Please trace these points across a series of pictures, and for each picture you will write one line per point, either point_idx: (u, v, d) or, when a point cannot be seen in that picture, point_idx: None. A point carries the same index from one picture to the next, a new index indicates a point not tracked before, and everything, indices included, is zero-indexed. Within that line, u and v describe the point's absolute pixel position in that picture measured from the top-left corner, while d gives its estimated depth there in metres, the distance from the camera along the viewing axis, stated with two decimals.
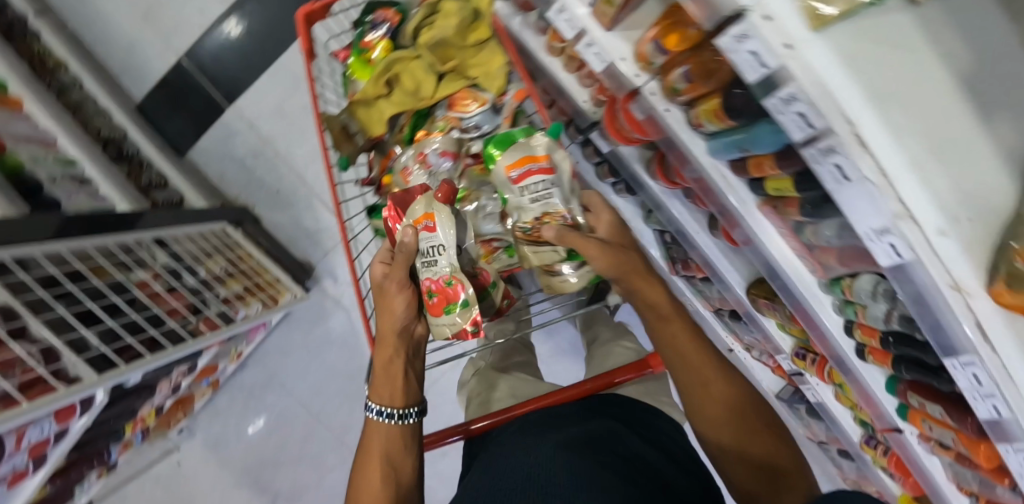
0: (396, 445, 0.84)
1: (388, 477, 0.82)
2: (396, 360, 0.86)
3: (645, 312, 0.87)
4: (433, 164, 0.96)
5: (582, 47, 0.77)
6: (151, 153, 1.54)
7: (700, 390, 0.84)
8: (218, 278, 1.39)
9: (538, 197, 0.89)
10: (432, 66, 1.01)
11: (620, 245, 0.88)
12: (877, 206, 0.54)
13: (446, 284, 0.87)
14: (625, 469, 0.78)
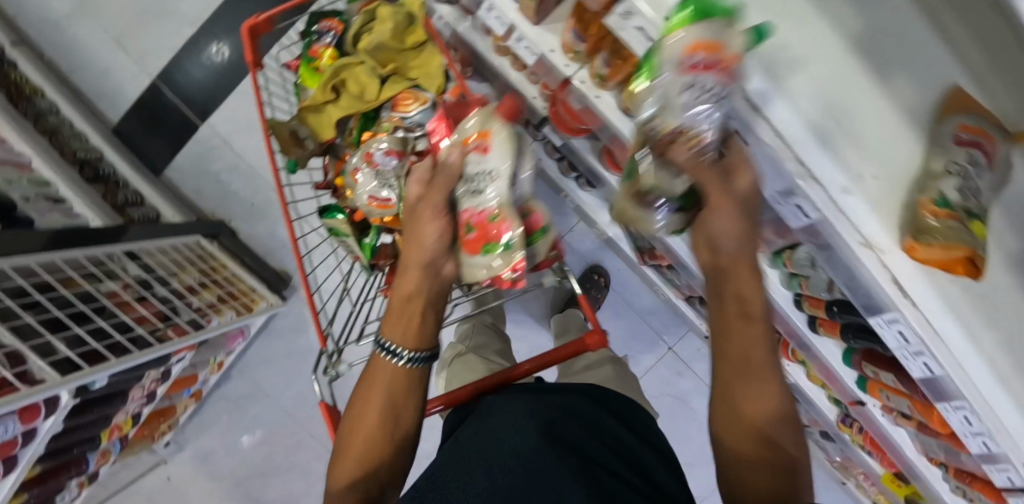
0: (401, 390, 0.62)
1: (381, 464, 0.61)
2: (423, 304, 0.64)
3: (724, 301, 0.55)
4: (378, 163, 0.81)
5: (514, 42, 0.80)
6: (130, 173, 1.30)
7: (733, 406, 0.55)
8: (190, 288, 1.18)
9: (684, 110, 0.50)
10: (376, 69, 0.82)
11: (750, 198, 0.54)
12: (777, 168, 0.56)
13: (490, 219, 0.66)
14: (616, 470, 0.62)
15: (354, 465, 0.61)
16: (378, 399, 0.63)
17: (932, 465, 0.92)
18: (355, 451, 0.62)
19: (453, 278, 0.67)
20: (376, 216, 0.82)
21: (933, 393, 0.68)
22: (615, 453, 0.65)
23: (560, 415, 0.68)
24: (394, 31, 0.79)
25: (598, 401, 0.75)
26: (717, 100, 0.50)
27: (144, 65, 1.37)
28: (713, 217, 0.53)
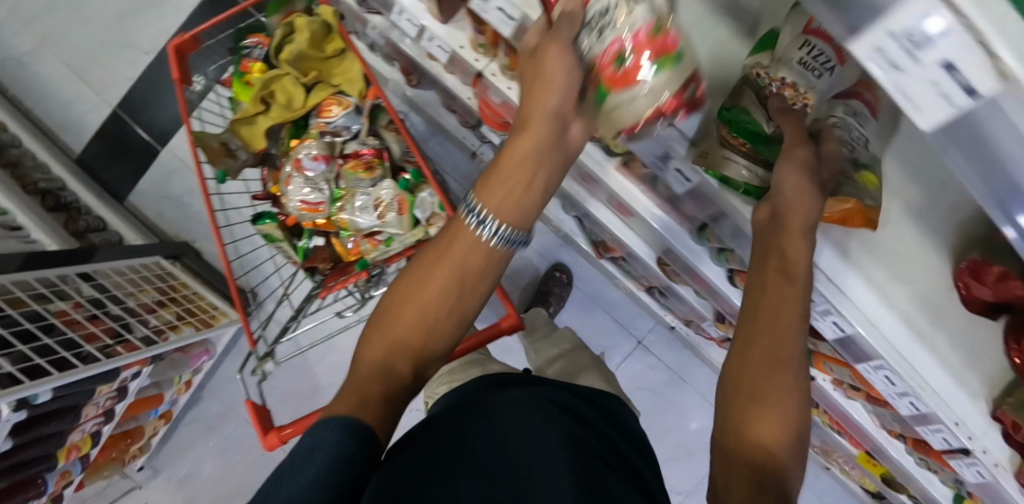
0: (479, 263, 0.50)
1: (408, 359, 0.50)
2: (538, 167, 0.47)
3: (767, 257, 0.54)
4: (307, 169, 0.85)
5: (426, 41, 0.82)
6: (92, 199, 1.20)
7: (755, 370, 0.52)
8: (137, 306, 1.02)
9: (795, 75, 0.55)
10: (300, 79, 0.85)
11: (820, 164, 0.54)
12: None
13: (652, 33, 0.41)
14: (604, 454, 0.61)
15: (383, 353, 0.50)
16: (442, 281, 0.50)
17: (893, 438, 0.90)
18: (387, 338, 0.50)
19: (579, 147, 0.49)
20: (308, 220, 0.87)
21: (852, 355, 0.69)
22: (603, 448, 0.63)
23: (560, 405, 0.68)
24: (312, 40, 0.81)
25: (594, 404, 0.75)
26: (820, 71, 0.55)
27: (104, 96, 1.29)
28: (783, 161, 0.53)
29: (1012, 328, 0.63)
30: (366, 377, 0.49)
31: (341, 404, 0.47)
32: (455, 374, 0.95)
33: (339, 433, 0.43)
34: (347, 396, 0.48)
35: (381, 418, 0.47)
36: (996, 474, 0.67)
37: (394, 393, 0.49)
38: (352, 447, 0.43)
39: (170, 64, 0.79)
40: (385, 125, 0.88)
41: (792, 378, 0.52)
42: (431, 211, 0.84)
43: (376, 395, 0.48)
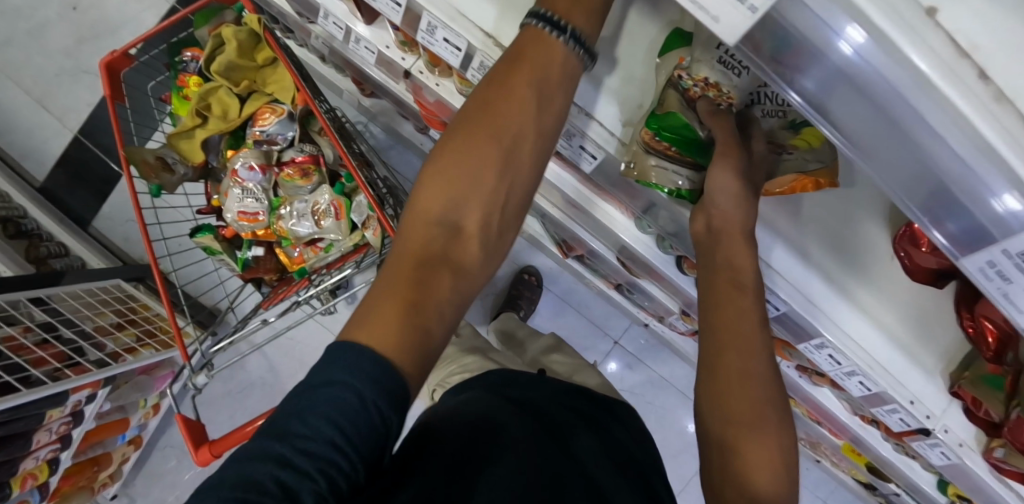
0: (555, 92, 0.44)
1: (471, 213, 0.44)
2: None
3: (714, 266, 0.51)
4: (245, 180, 0.84)
5: (354, 43, 0.80)
6: (53, 224, 1.18)
7: (726, 383, 0.49)
8: (97, 329, 1.01)
9: (715, 81, 0.48)
10: (233, 90, 0.84)
11: (753, 164, 0.49)
12: None
13: None
14: (605, 450, 0.59)
15: (440, 210, 0.43)
16: (514, 104, 0.44)
17: (867, 425, 0.88)
18: (443, 188, 0.44)
19: None
20: (247, 231, 0.87)
21: (794, 334, 0.66)
22: (610, 450, 0.60)
23: (571, 414, 0.64)
24: (241, 50, 0.80)
25: (603, 405, 0.71)
26: (740, 72, 0.48)
27: (65, 122, 1.27)
28: (713, 168, 0.48)
29: (962, 295, 0.59)
30: (419, 248, 0.43)
31: (370, 314, 0.39)
32: (469, 364, 0.87)
33: (366, 362, 0.36)
34: (390, 285, 0.41)
35: (416, 322, 0.39)
36: (960, 454, 0.63)
37: (455, 259, 0.43)
38: (374, 394, 0.36)
39: (101, 81, 0.79)
40: (317, 130, 0.85)
41: (753, 390, 0.48)
42: (365, 214, 0.84)
43: (429, 282, 0.41)
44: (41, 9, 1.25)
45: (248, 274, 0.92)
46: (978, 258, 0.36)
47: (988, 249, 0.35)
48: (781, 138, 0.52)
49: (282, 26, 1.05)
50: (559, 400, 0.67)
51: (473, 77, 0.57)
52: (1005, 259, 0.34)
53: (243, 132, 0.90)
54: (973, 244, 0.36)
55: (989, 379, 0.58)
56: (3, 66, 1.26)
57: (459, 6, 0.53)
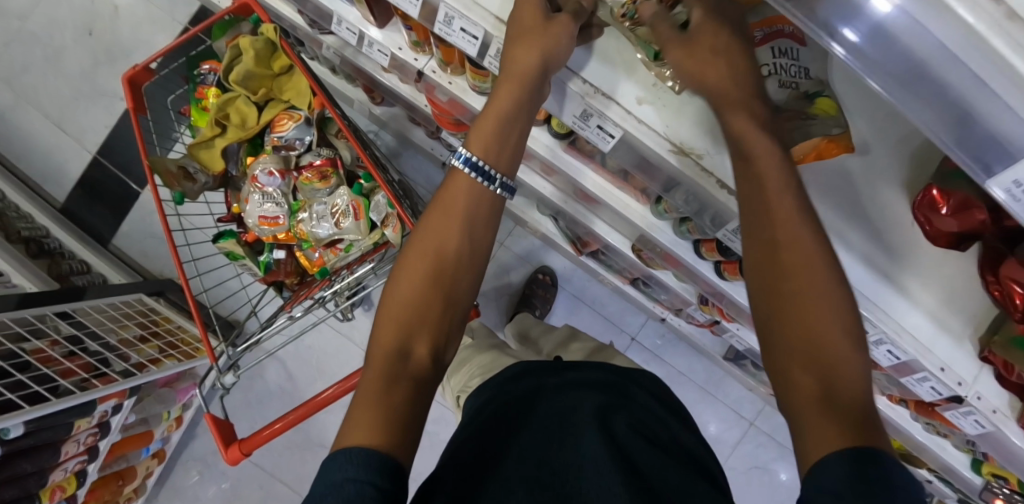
0: (484, 215, 0.52)
1: (422, 337, 0.48)
2: (516, 121, 0.52)
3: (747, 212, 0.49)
4: (265, 185, 0.86)
5: (368, 48, 0.82)
6: (77, 244, 1.19)
7: (791, 312, 0.44)
8: (124, 341, 1.02)
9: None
10: (251, 98, 0.86)
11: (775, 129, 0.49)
12: (570, 95, 0.55)
13: None
14: (643, 438, 0.58)
15: (396, 336, 0.48)
16: (451, 232, 0.51)
17: (895, 404, 0.89)
18: (396, 318, 0.48)
19: None
20: (268, 234, 0.89)
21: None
22: (644, 429, 0.60)
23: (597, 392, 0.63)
24: (258, 59, 0.82)
25: (629, 379, 0.70)
26: None
27: (84, 143, 1.30)
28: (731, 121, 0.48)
29: (986, 258, 0.59)
30: (380, 372, 0.46)
31: (348, 433, 0.42)
32: (488, 364, 0.85)
33: (356, 465, 0.39)
34: (360, 405, 0.44)
35: (391, 430, 0.42)
36: (995, 422, 0.63)
37: (415, 376, 0.46)
38: (371, 478, 0.39)
39: (124, 91, 0.81)
40: (335, 133, 0.89)
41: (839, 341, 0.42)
42: (384, 213, 0.85)
43: (394, 396, 0.44)
44: (59, 35, 1.30)
45: (269, 278, 0.93)
46: (1004, 178, 0.35)
47: (1015, 167, 0.34)
48: (799, 106, 0.51)
49: (295, 39, 1.08)
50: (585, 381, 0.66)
51: (489, 65, 0.57)
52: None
53: (260, 140, 0.92)
54: (1001, 165, 0.35)
55: (1017, 342, 0.57)
56: (24, 92, 1.30)
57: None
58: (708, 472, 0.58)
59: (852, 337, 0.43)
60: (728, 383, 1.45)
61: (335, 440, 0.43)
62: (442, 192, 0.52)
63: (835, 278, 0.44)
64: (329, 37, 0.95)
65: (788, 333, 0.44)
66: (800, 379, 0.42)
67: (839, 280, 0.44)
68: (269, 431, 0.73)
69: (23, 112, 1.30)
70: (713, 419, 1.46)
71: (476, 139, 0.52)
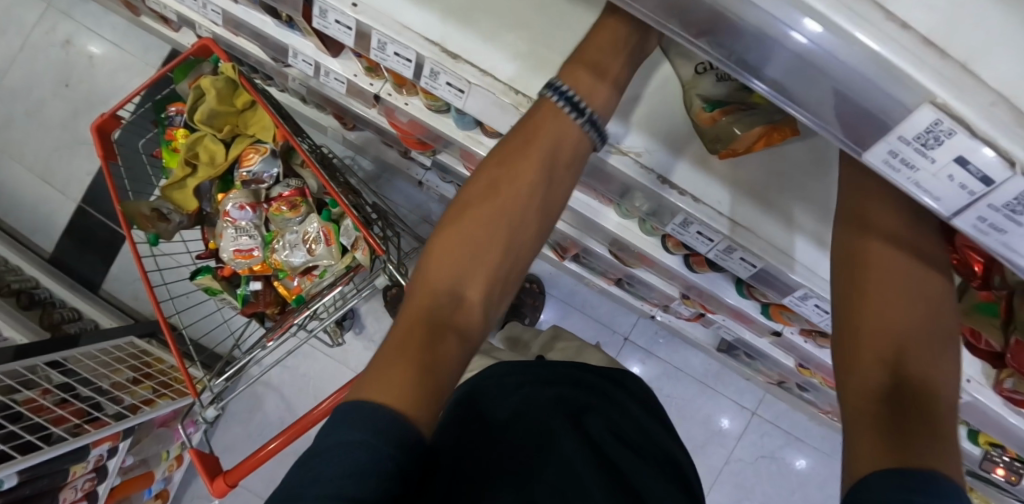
0: (568, 156, 0.52)
1: (474, 281, 0.50)
2: (609, 69, 0.51)
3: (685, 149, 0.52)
4: (237, 219, 0.88)
5: (326, 77, 0.84)
6: (67, 292, 1.22)
7: (880, 299, 0.44)
8: (118, 385, 1.04)
9: None
10: (217, 136, 0.87)
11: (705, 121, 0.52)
12: (500, 106, 0.58)
13: None
14: (631, 443, 0.60)
15: (446, 280, 0.49)
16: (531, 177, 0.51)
17: None
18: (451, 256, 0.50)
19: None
20: (244, 267, 0.90)
21: (773, 290, 0.66)
22: (623, 433, 0.62)
23: (585, 401, 0.64)
24: (221, 98, 0.83)
25: (614, 382, 0.71)
26: None
27: (68, 193, 1.33)
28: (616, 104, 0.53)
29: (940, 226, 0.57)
30: (427, 310, 0.48)
31: (372, 386, 0.43)
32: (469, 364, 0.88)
33: (373, 431, 0.39)
34: (396, 349, 0.45)
35: (419, 391, 0.42)
36: (969, 391, 0.64)
37: (462, 323, 0.48)
38: (388, 448, 0.38)
39: (93, 139, 0.83)
40: (299, 163, 0.91)
41: (916, 337, 0.42)
42: (354, 236, 0.87)
43: (440, 343, 0.46)
44: (37, 88, 1.33)
45: (249, 310, 0.94)
46: (878, 150, 0.31)
47: (885, 137, 0.31)
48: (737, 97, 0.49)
49: (262, 74, 1.10)
50: (576, 381, 0.68)
51: (425, 84, 0.61)
52: (902, 147, 0.30)
53: (231, 176, 0.93)
54: (872, 138, 0.31)
55: (983, 307, 0.57)
56: (8, 148, 1.33)
57: (403, 20, 0.58)
58: (680, 473, 0.60)
59: (938, 354, 0.42)
60: (726, 374, 1.44)
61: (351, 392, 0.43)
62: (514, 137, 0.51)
63: (926, 301, 0.43)
64: (291, 69, 0.97)
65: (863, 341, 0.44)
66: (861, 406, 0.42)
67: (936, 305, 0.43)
68: (258, 455, 0.75)
69: (7, 168, 1.33)
70: (714, 411, 1.45)
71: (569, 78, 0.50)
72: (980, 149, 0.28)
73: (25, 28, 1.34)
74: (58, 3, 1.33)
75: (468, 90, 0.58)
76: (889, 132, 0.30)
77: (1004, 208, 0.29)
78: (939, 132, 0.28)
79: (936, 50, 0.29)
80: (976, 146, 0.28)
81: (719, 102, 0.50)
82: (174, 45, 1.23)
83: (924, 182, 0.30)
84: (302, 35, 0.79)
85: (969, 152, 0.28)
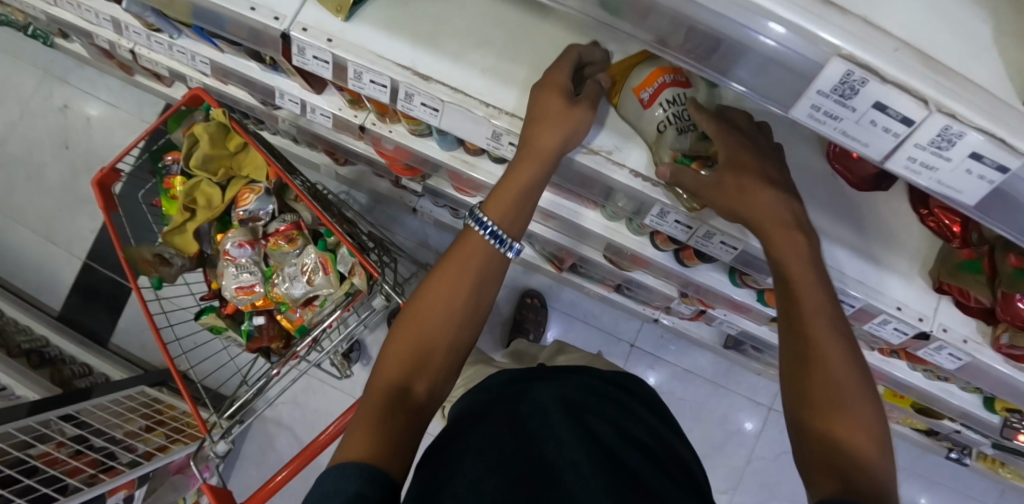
0: (490, 262, 0.54)
1: (422, 379, 0.50)
2: (537, 181, 0.55)
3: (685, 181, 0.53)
4: (237, 257, 0.90)
5: (312, 114, 0.87)
6: (76, 348, 1.24)
7: (823, 386, 0.46)
8: (131, 434, 1.04)
9: None
10: (212, 180, 0.90)
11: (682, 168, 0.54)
12: (472, 120, 0.61)
13: None
14: (646, 445, 0.60)
15: (398, 374, 0.49)
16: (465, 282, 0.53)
17: (890, 359, 0.90)
18: (399, 356, 0.50)
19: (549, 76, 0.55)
20: (246, 303, 0.92)
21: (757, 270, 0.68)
22: (631, 434, 0.61)
23: (584, 400, 0.63)
24: (213, 143, 0.87)
25: (618, 388, 0.71)
26: None
27: (73, 250, 1.36)
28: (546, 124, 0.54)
29: (914, 192, 0.61)
30: (383, 402, 0.47)
31: (345, 451, 0.43)
32: (470, 374, 0.91)
33: (348, 476, 0.39)
34: (358, 427, 0.45)
35: (389, 449, 0.42)
36: (969, 351, 0.63)
37: (416, 410, 0.48)
38: (358, 486, 0.38)
39: (95, 192, 0.86)
40: (293, 198, 0.95)
41: (861, 418, 0.45)
42: (350, 263, 0.88)
43: (399, 423, 0.45)
44: (38, 153, 1.38)
45: (254, 345, 0.94)
46: (802, 106, 0.35)
47: (806, 95, 0.34)
48: (702, 150, 0.56)
49: (253, 119, 1.14)
50: (576, 384, 0.67)
51: (402, 107, 0.65)
52: (823, 101, 0.34)
53: (228, 217, 0.95)
54: (795, 96, 0.35)
55: (967, 266, 0.58)
56: (13, 212, 1.37)
57: (375, 50, 0.61)
58: (690, 476, 0.59)
59: (874, 434, 0.45)
60: (737, 372, 1.44)
61: (332, 457, 0.43)
62: (459, 244, 0.55)
63: (859, 367, 0.47)
64: (279, 111, 1.01)
65: (812, 387, 0.46)
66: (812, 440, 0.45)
67: (867, 376, 0.47)
68: (268, 486, 0.78)
69: (13, 233, 1.37)
70: (730, 410, 1.43)
71: (498, 200, 0.54)
72: (892, 92, 0.31)
73: (24, 96, 1.39)
74: (55, 70, 1.39)
75: (442, 109, 0.61)
76: (809, 89, 0.34)
77: (930, 146, 0.33)
78: (852, 82, 0.32)
79: (840, 10, 0.32)
80: (887, 91, 0.31)
81: (689, 155, 0.56)
82: (166, 99, 1.28)
83: (851, 129, 0.34)
84: (287, 76, 0.83)
85: (882, 98, 0.32)
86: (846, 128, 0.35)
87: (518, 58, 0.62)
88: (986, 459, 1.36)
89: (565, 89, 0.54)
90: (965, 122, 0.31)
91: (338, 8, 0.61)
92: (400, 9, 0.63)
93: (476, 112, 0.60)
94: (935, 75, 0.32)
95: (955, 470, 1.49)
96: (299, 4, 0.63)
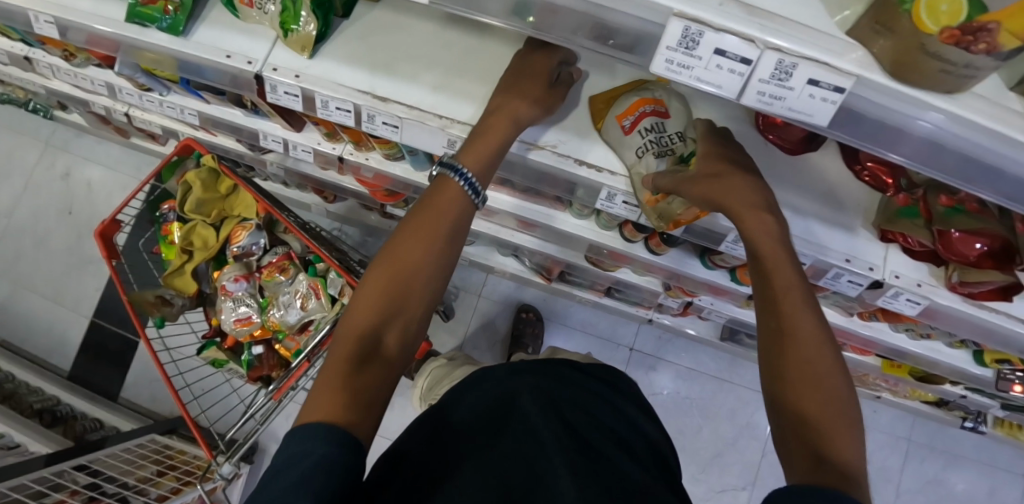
0: (458, 208, 0.57)
1: (394, 326, 0.54)
2: (502, 148, 0.58)
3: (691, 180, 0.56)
4: (233, 291, 0.95)
5: (294, 151, 0.93)
6: (87, 404, 1.27)
7: (802, 371, 0.49)
8: (143, 479, 1.07)
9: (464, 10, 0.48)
10: (207, 221, 0.96)
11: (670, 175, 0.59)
12: (430, 132, 0.67)
13: None
14: (622, 437, 0.61)
15: (369, 324, 0.53)
16: (440, 230, 0.56)
17: (869, 322, 0.93)
18: (375, 303, 0.54)
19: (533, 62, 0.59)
20: (245, 334, 0.97)
21: (712, 241, 0.72)
22: (604, 423, 0.62)
23: (558, 389, 0.64)
24: (205, 187, 0.93)
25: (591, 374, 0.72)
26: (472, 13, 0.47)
27: (79, 310, 1.41)
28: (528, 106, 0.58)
29: (845, 149, 0.65)
30: (349, 353, 0.51)
31: (313, 407, 0.47)
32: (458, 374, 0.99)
33: (318, 438, 0.43)
34: (326, 386, 0.48)
35: (351, 405, 0.47)
36: (924, 294, 0.66)
37: (383, 364, 0.52)
38: (331, 448, 0.42)
39: (98, 245, 0.92)
40: (283, 230, 1.00)
41: (829, 397, 0.48)
42: (341, 285, 0.94)
43: (363, 378, 0.49)
44: (42, 221, 1.45)
45: (254, 375, 0.98)
46: (659, 62, 0.40)
47: (659, 51, 0.39)
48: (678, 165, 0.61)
49: (243, 166, 1.21)
50: (551, 373, 0.67)
51: (366, 129, 0.71)
52: (673, 55, 0.39)
53: (224, 255, 1.01)
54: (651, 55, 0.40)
55: (905, 212, 0.61)
56: (21, 279, 1.43)
57: (339, 80, 0.68)
58: (662, 463, 0.62)
59: (843, 413, 0.48)
60: (739, 365, 1.45)
61: (298, 416, 0.46)
62: (436, 194, 0.57)
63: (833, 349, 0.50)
64: (264, 154, 1.08)
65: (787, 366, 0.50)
66: (789, 431, 0.48)
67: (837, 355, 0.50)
68: None
69: (22, 299, 1.42)
70: (737, 404, 1.44)
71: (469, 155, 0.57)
72: (725, 38, 0.37)
73: (27, 169, 1.48)
74: (56, 142, 1.48)
75: (401, 125, 0.68)
76: (660, 46, 0.39)
77: (771, 79, 0.38)
78: (692, 35, 0.38)
79: None
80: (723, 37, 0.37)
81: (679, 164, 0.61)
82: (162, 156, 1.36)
83: (704, 76, 0.39)
84: (267, 118, 0.89)
85: (719, 43, 0.38)
86: (699, 77, 0.40)
87: (467, 72, 0.68)
88: (1004, 425, 1.33)
89: (547, 76, 0.59)
90: (791, 54, 0.37)
91: (303, 47, 0.67)
92: (361, 42, 0.69)
93: (430, 123, 0.66)
94: (757, 19, 0.38)
95: (976, 442, 1.48)
96: (269, 47, 0.70)
